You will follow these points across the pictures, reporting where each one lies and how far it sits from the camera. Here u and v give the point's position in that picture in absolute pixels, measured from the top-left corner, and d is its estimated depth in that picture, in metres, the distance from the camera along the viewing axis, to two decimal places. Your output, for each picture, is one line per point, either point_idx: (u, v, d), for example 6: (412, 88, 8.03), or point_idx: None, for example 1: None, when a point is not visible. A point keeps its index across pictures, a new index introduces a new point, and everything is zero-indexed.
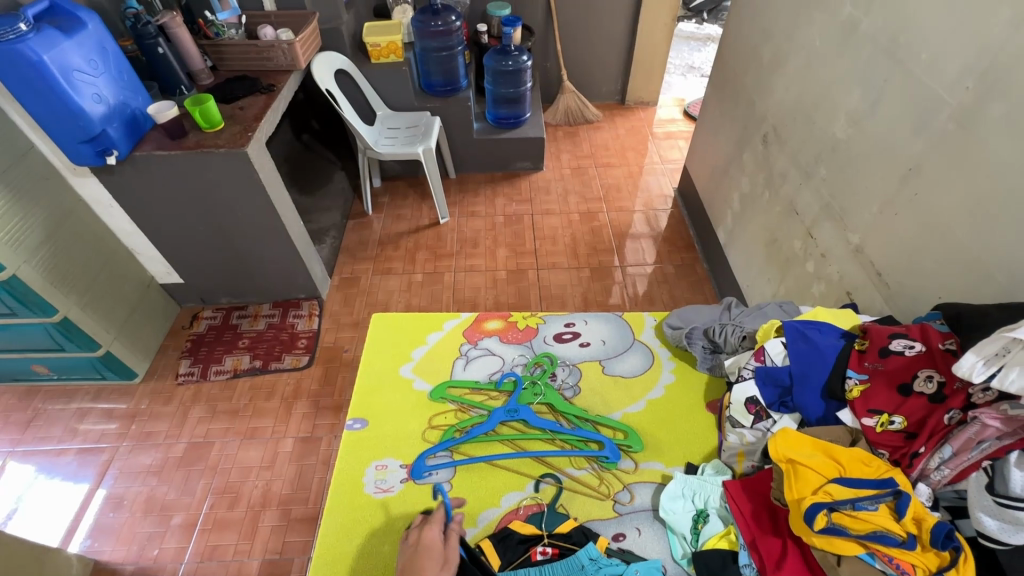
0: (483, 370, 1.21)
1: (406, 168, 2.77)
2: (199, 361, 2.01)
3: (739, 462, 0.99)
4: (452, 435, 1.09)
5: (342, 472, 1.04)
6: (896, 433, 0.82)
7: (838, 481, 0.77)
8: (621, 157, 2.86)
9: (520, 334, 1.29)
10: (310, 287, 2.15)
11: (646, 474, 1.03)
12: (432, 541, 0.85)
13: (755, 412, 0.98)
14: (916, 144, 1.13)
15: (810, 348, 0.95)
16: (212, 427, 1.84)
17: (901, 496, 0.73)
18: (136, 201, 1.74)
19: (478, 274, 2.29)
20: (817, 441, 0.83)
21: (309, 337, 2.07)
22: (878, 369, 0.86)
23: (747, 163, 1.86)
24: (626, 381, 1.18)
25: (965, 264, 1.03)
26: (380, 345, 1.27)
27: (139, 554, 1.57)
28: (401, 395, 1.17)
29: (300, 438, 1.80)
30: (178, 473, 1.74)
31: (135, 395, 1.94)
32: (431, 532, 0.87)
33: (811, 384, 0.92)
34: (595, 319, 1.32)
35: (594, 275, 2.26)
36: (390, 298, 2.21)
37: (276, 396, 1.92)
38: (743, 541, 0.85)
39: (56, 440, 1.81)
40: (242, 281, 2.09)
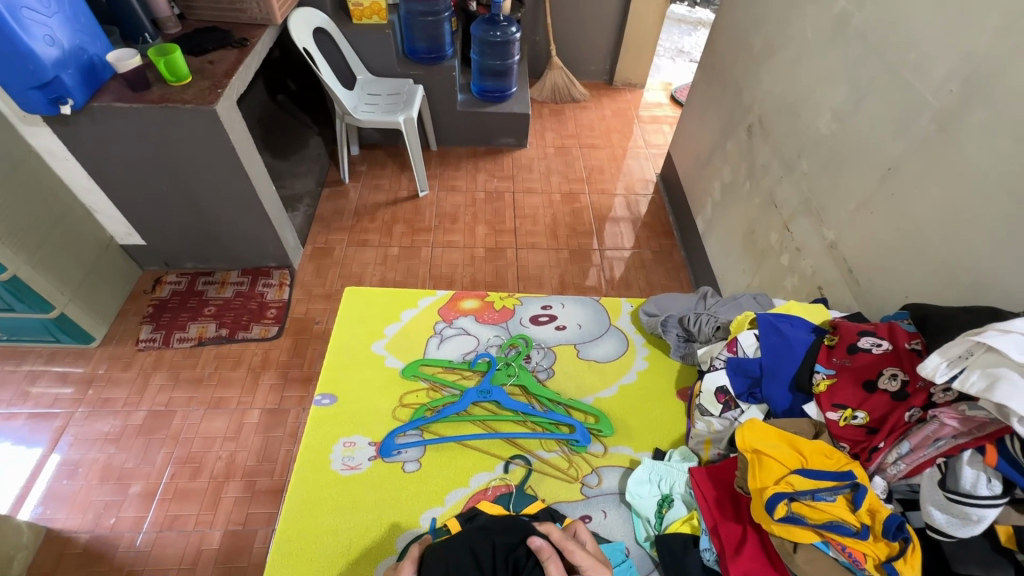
0: (458, 349, 1.20)
1: (386, 138, 2.68)
2: (161, 327, 1.94)
3: (706, 450, 1.00)
4: (423, 414, 1.08)
5: (309, 447, 1.02)
6: (858, 428, 0.84)
7: (799, 472, 0.79)
8: (606, 138, 2.83)
9: (496, 315, 1.28)
10: (281, 256, 2.08)
11: (615, 458, 1.04)
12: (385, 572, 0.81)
13: (724, 401, 1.00)
14: (896, 145, 1.14)
15: (781, 341, 0.97)
16: (174, 396, 1.79)
17: (858, 489, 0.76)
18: (94, 155, 1.63)
19: (456, 250, 2.25)
20: (782, 432, 0.86)
21: (278, 307, 2.02)
22: (846, 365, 0.89)
23: (731, 153, 1.86)
24: (600, 365, 1.19)
25: (934, 265, 1.05)
26: (354, 319, 1.24)
27: (94, 522, 1.53)
28: (372, 372, 1.15)
29: (266, 410, 1.77)
30: (138, 441, 1.69)
31: (92, 359, 1.86)
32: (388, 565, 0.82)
33: (780, 376, 0.94)
34: (572, 303, 1.32)
35: (573, 257, 2.25)
36: (365, 271, 2.16)
37: (242, 365, 1.87)
38: (705, 526, 0.87)
39: (6, 404, 1.73)
40: (209, 245, 2.00)
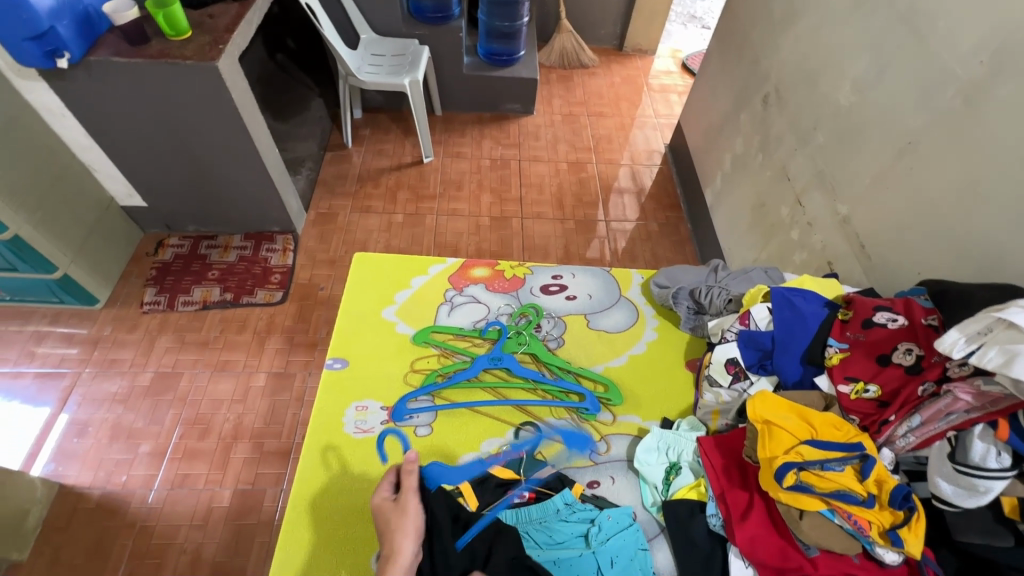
0: (468, 317, 1.20)
1: (388, 101, 2.61)
2: (165, 291, 1.93)
3: (714, 420, 1.02)
4: (434, 380, 1.09)
5: (321, 410, 1.03)
6: (869, 401, 0.85)
7: (809, 442, 0.80)
8: (615, 106, 2.77)
9: (507, 283, 1.27)
10: (284, 220, 2.06)
11: (623, 426, 1.06)
12: (381, 505, 0.85)
13: (734, 372, 1.00)
14: (917, 118, 1.12)
15: (795, 315, 0.97)
16: (181, 358, 1.80)
17: (867, 460, 0.77)
18: (93, 112, 1.59)
19: (461, 218, 2.23)
20: (793, 403, 0.87)
21: (282, 272, 2.01)
22: (860, 339, 0.89)
23: (743, 124, 1.82)
24: (610, 336, 1.19)
25: (948, 241, 1.05)
26: (363, 284, 1.23)
27: (106, 479, 1.56)
28: (383, 338, 1.15)
29: (272, 373, 1.78)
30: (145, 401, 1.70)
31: (97, 320, 1.86)
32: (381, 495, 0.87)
33: (792, 350, 0.95)
34: (582, 273, 1.31)
35: (579, 228, 2.23)
36: (369, 238, 2.15)
37: (248, 329, 1.87)
38: (712, 493, 0.89)
39: (13, 363, 1.74)
40: (211, 208, 1.98)
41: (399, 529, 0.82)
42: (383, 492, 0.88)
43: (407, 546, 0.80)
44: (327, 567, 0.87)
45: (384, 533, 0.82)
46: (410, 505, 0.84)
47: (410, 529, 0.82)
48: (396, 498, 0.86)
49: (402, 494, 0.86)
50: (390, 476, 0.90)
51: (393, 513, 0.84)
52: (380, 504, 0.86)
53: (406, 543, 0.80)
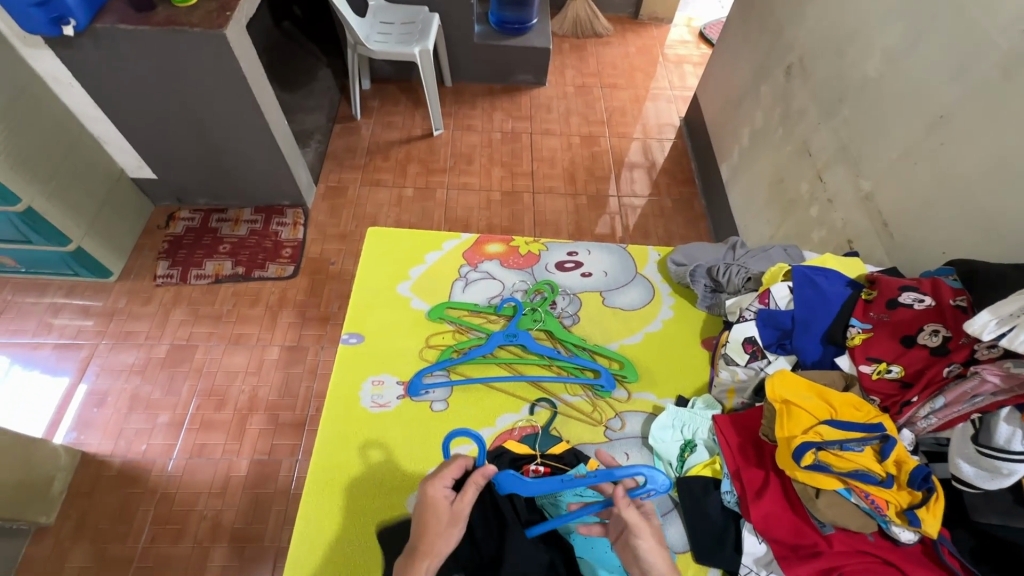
0: (483, 293, 1.19)
1: (397, 71, 2.55)
2: (178, 264, 1.93)
3: (730, 398, 1.01)
4: (450, 355, 1.09)
5: (337, 384, 1.04)
6: (891, 381, 0.84)
7: (828, 423, 0.80)
8: (629, 78, 2.69)
9: (522, 259, 1.26)
10: (294, 194, 2.05)
11: (638, 404, 1.06)
12: (437, 498, 0.80)
13: (752, 351, 1.00)
14: (950, 91, 1.08)
15: (816, 293, 0.95)
16: (195, 331, 1.81)
17: (888, 440, 0.76)
18: (102, 82, 1.57)
19: (472, 193, 2.20)
20: (813, 383, 0.86)
21: (293, 247, 2.00)
22: (884, 320, 0.88)
23: (764, 97, 1.76)
24: (626, 313, 1.19)
25: (977, 220, 1.02)
26: (376, 259, 1.22)
27: (127, 448, 1.60)
28: (398, 313, 1.15)
29: (285, 347, 1.80)
30: (162, 373, 1.73)
31: (111, 293, 1.87)
32: (440, 490, 0.81)
33: (813, 329, 0.94)
34: (598, 249, 1.30)
35: (591, 204, 2.20)
36: (379, 212, 2.13)
37: (261, 303, 1.88)
38: (727, 471, 0.90)
39: (31, 334, 1.76)
40: (221, 181, 1.96)
41: (446, 532, 0.78)
42: (442, 483, 0.82)
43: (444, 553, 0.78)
44: (349, 538, 0.89)
45: (429, 527, 0.78)
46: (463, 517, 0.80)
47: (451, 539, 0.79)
48: (453, 500, 0.81)
49: (461, 502, 0.80)
50: (456, 470, 0.83)
51: (445, 515, 0.79)
52: (435, 494, 0.80)
53: (444, 549, 0.78)
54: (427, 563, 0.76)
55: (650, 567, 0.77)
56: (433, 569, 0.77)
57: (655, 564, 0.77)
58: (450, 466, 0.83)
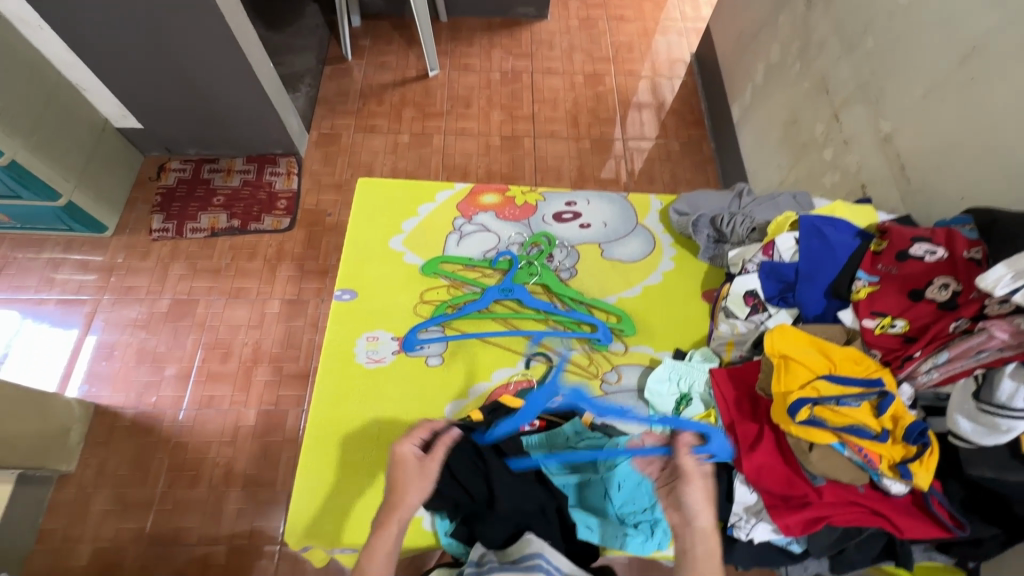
0: (478, 247, 1.16)
1: (389, 6, 2.39)
2: (173, 218, 1.90)
3: (728, 351, 1.00)
4: (444, 311, 1.07)
5: (332, 340, 1.04)
6: (894, 336, 0.82)
7: (826, 378, 0.79)
8: (638, 9, 2.50)
9: (518, 211, 1.22)
10: (285, 142, 1.97)
11: (636, 357, 1.06)
12: (407, 456, 0.86)
13: (752, 305, 0.97)
14: (988, 19, 0.98)
15: (823, 245, 0.92)
16: (195, 285, 1.81)
17: (886, 396, 0.75)
18: (73, 24, 1.48)
19: (470, 138, 2.11)
20: (814, 338, 0.84)
21: (288, 198, 1.95)
22: (892, 273, 0.85)
23: (782, 28, 1.63)
24: (625, 265, 1.16)
25: (1003, 164, 0.95)
26: (366, 212, 1.19)
27: (137, 399, 1.64)
28: (391, 268, 1.13)
29: (286, 300, 1.80)
30: (166, 327, 1.75)
31: (109, 248, 1.86)
32: (408, 446, 0.87)
33: (816, 283, 0.91)
34: (598, 199, 1.25)
35: (594, 148, 2.11)
36: (375, 160, 2.06)
37: (259, 256, 1.86)
38: (722, 424, 0.89)
39: (34, 290, 1.77)
40: (210, 130, 1.89)
41: (415, 486, 0.84)
42: (411, 442, 0.88)
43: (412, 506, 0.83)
44: (340, 493, 0.91)
45: (398, 482, 0.84)
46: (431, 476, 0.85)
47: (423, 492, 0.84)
48: (422, 456, 0.86)
49: (429, 456, 0.86)
50: (423, 431, 0.89)
51: (414, 468, 0.85)
52: (404, 452, 0.86)
53: (414, 502, 0.83)
54: (397, 515, 0.82)
55: (693, 516, 0.82)
56: (404, 521, 0.82)
57: (699, 514, 0.82)
58: (417, 427, 0.89)
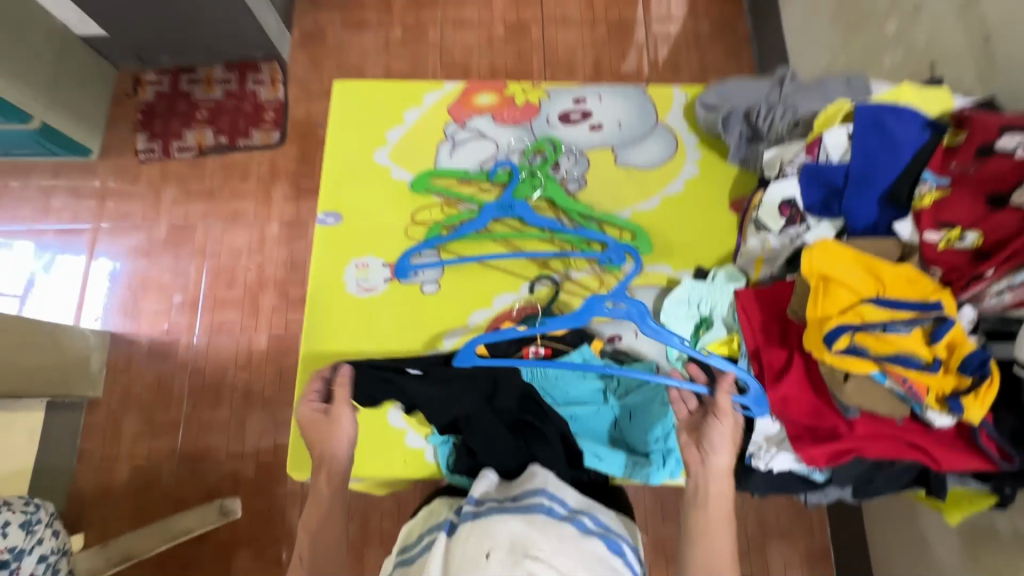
0: (473, 157, 1.04)
1: None
2: (157, 137, 1.76)
3: (756, 270, 0.91)
4: (438, 233, 0.98)
5: (320, 269, 1.00)
6: (961, 252, 0.70)
7: (873, 301, 0.69)
8: None
9: (518, 112, 1.07)
10: (264, 44, 1.75)
11: (651, 277, 0.98)
12: (312, 417, 0.83)
13: (789, 216, 0.85)
14: None
15: (882, 140, 0.77)
16: (190, 210, 1.71)
17: (944, 322, 0.65)
18: None
19: (470, 30, 1.85)
20: (861, 254, 0.72)
21: (275, 109, 1.77)
22: (968, 173, 0.70)
23: None
24: (640, 172, 1.04)
25: None
26: (348, 123, 1.07)
27: (150, 326, 1.62)
28: (378, 186, 1.04)
29: (285, 222, 1.69)
30: (167, 254, 1.68)
31: (98, 172, 1.74)
32: (308, 404, 0.84)
33: (870, 187, 0.78)
34: (612, 94, 1.09)
35: (612, 34, 1.83)
36: (366, 60, 1.83)
37: (252, 176, 1.73)
38: (746, 351, 0.82)
39: (29, 220, 1.69)
40: (180, 33, 1.68)
41: (332, 440, 0.81)
42: (310, 401, 0.84)
43: (340, 457, 0.81)
44: None
45: (316, 444, 0.81)
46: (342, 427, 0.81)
47: (348, 436, 0.82)
48: (324, 408, 0.83)
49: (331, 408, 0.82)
50: (316, 383, 0.86)
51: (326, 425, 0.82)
52: (308, 414, 0.84)
53: (341, 453, 0.81)
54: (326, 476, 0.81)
55: (713, 454, 0.78)
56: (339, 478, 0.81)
57: (720, 454, 0.78)
58: (309, 382, 0.86)
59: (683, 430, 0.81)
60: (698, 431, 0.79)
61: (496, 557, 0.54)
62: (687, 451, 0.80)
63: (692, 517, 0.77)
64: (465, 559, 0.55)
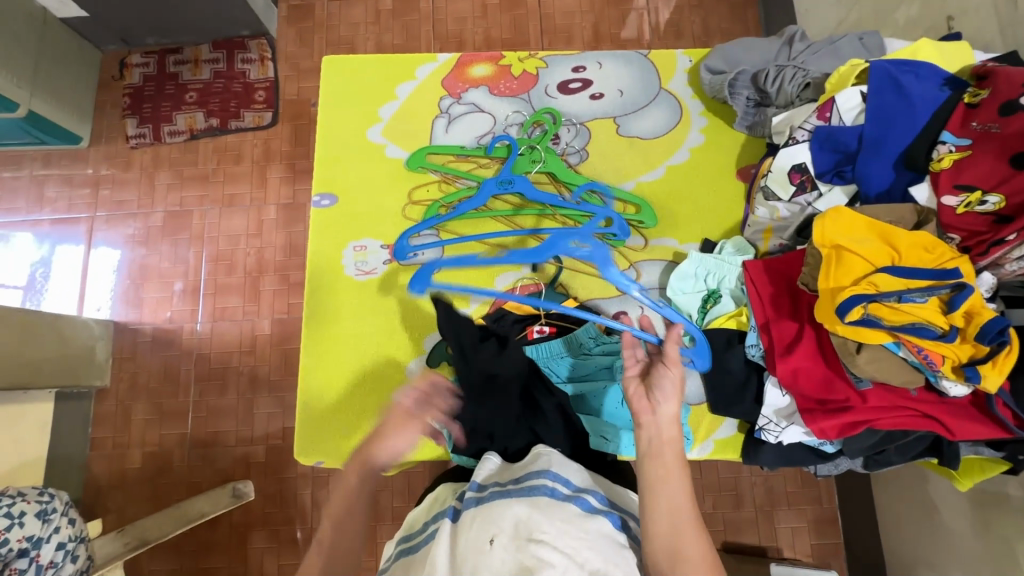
0: (470, 132, 1.01)
1: None
2: (147, 121, 1.70)
3: (765, 240, 0.89)
4: (437, 212, 0.96)
5: (318, 251, 0.99)
6: (982, 217, 0.68)
7: (887, 270, 0.67)
8: None
9: (515, 83, 1.03)
10: (251, 21, 1.69)
11: (657, 252, 0.95)
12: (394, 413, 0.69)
13: (799, 183, 0.82)
14: None
15: (898, 100, 0.75)
16: (185, 196, 1.67)
17: (962, 290, 0.63)
18: None
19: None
20: (876, 222, 0.70)
21: (266, 88, 1.72)
22: (991, 133, 0.67)
23: None
24: (643, 143, 1.00)
25: None
26: (340, 100, 1.04)
27: (153, 316, 1.59)
28: (373, 165, 1.01)
29: (282, 206, 1.65)
30: (165, 242, 1.64)
31: (90, 160, 1.70)
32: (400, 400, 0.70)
33: (884, 150, 0.75)
34: (613, 61, 1.04)
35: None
36: (356, 34, 1.75)
37: (245, 159, 1.69)
38: (755, 324, 0.81)
39: (24, 212, 1.66)
40: (164, 11, 1.60)
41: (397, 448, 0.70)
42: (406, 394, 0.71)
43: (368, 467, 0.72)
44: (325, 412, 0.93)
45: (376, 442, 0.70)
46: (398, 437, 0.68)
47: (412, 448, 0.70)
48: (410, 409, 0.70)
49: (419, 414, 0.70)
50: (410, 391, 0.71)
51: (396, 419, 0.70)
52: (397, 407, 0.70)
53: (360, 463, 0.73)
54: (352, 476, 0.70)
55: (660, 403, 0.67)
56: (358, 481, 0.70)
57: (666, 403, 0.67)
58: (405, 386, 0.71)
59: (630, 377, 0.70)
60: (647, 377, 0.69)
61: (499, 543, 0.54)
62: (635, 400, 0.69)
63: (643, 468, 0.64)
64: (469, 545, 0.55)
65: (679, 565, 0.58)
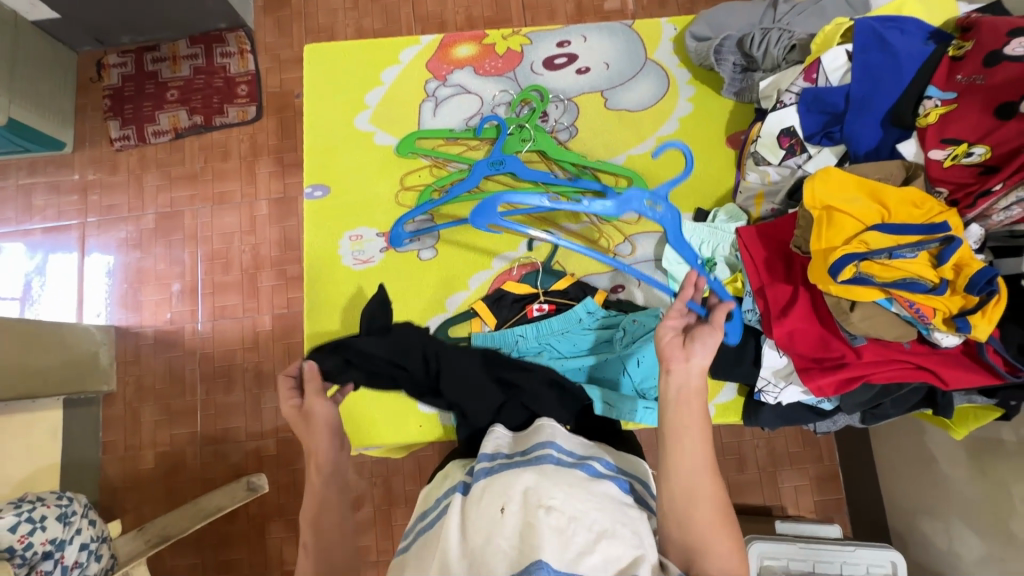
0: (458, 115, 1.01)
1: None
2: (129, 122, 1.68)
3: (757, 206, 0.90)
4: (431, 196, 0.96)
5: (314, 244, 0.99)
6: (969, 168, 0.68)
7: (876, 228, 0.68)
8: None
9: (500, 62, 1.03)
10: (227, 13, 1.65)
11: (649, 224, 0.97)
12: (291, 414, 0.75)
13: (789, 147, 0.83)
14: None
15: (884, 58, 0.75)
16: (176, 196, 1.66)
17: (951, 243, 0.65)
18: None
19: None
20: (865, 180, 0.71)
21: (248, 82, 1.69)
22: (976, 85, 0.67)
23: None
24: (632, 116, 1.00)
25: None
26: (323, 91, 1.04)
27: (154, 318, 1.60)
28: (365, 153, 1.01)
29: (273, 201, 1.64)
30: (158, 243, 1.64)
31: (75, 165, 1.68)
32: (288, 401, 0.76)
33: (871, 109, 0.76)
34: (597, 34, 1.04)
35: None
36: (335, 21, 1.72)
37: (233, 155, 1.67)
38: (750, 289, 0.82)
39: (14, 221, 1.65)
40: (137, 7, 1.57)
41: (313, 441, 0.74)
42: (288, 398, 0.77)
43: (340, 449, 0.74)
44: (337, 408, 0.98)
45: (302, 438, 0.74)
46: (317, 417, 0.74)
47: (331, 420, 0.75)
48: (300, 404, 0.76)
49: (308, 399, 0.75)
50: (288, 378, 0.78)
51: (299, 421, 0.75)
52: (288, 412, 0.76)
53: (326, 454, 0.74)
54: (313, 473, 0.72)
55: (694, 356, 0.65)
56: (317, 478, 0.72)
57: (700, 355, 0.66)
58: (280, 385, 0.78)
59: (671, 328, 0.68)
60: (687, 330, 0.68)
61: (510, 510, 0.55)
62: (669, 348, 0.67)
63: (669, 416, 0.63)
64: (481, 514, 0.56)
65: (694, 505, 0.59)
